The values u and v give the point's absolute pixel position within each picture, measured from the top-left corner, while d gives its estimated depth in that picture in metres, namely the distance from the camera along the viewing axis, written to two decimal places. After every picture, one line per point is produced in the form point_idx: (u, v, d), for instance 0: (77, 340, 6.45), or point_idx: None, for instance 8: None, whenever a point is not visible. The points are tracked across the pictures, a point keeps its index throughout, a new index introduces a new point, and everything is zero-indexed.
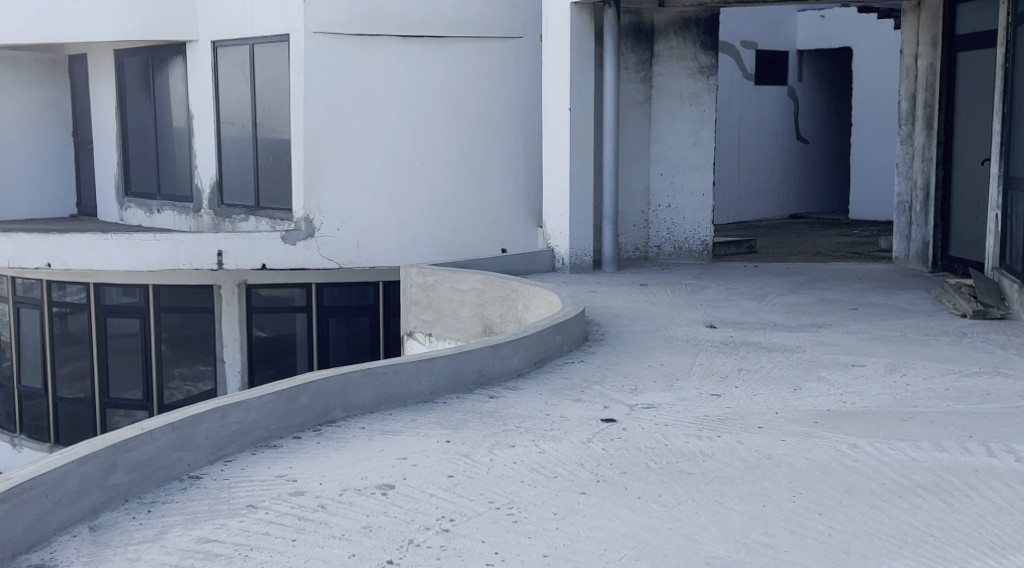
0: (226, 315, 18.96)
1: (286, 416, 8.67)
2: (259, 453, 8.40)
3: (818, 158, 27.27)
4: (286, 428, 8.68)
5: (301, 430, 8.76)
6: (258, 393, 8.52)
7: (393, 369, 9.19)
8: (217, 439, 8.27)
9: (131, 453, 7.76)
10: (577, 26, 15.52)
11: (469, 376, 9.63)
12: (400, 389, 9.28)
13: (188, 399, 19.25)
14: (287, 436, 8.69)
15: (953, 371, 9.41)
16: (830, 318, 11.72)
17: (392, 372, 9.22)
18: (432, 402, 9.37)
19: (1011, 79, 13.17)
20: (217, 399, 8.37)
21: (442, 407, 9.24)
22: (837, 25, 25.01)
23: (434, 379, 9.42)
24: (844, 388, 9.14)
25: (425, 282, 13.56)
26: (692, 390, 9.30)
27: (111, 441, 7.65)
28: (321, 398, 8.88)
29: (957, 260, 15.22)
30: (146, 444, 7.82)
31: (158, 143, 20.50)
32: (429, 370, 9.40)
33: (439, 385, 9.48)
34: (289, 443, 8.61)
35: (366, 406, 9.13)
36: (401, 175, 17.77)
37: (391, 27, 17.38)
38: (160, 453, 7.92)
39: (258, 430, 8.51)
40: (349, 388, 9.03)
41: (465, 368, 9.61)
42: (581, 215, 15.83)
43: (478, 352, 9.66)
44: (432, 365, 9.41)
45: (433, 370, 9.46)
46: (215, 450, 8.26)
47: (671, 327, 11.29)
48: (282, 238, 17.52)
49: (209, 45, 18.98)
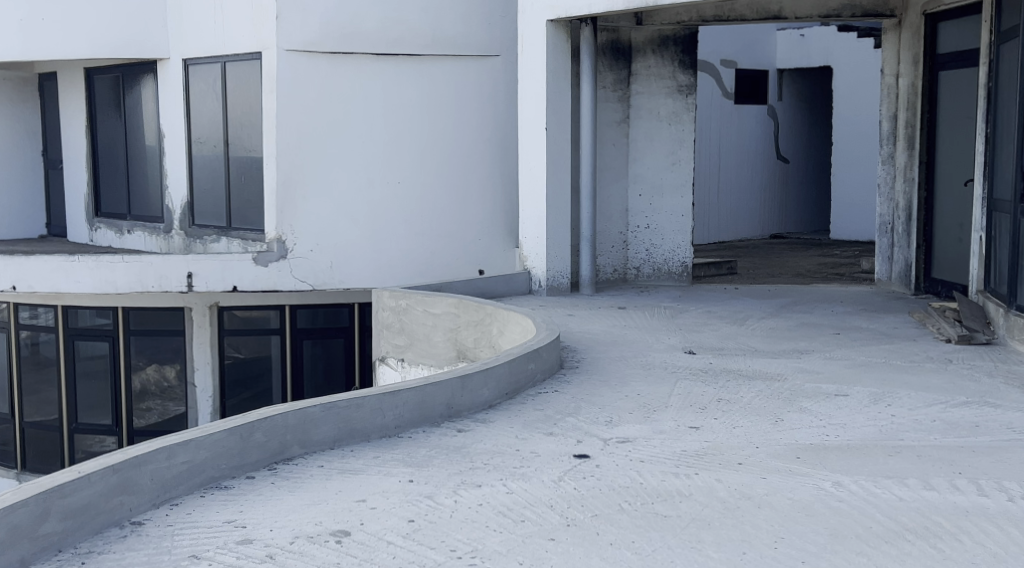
0: (197, 337, 18.52)
1: (239, 454, 8.32)
2: (208, 495, 8.06)
3: (799, 177, 27.01)
4: (238, 468, 8.33)
5: (254, 468, 8.41)
6: (208, 431, 8.17)
7: (356, 402, 8.85)
8: (162, 481, 7.91)
9: (67, 498, 7.41)
10: (554, 44, 15.24)
11: (437, 408, 9.29)
12: (362, 424, 8.93)
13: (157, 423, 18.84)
14: (240, 476, 8.34)
15: (939, 401, 9.10)
16: (811, 344, 11.41)
17: (354, 406, 8.87)
18: (397, 437, 9.02)
19: (994, 99, 12.90)
20: (163, 439, 8.02)
21: (406, 442, 8.90)
22: (817, 43, 24.79)
23: (399, 412, 9.08)
24: (827, 420, 8.82)
25: (397, 306, 13.23)
26: (669, 422, 8.97)
27: (45, 486, 7.29)
28: (277, 434, 8.53)
29: (939, 282, 14.94)
30: (83, 489, 7.47)
31: (128, 163, 20.14)
32: (394, 403, 9.06)
33: (405, 418, 9.13)
34: (241, 482, 8.26)
35: (326, 442, 8.77)
36: (376, 195, 17.42)
37: (366, 45, 17.15)
38: (99, 498, 7.57)
39: (207, 470, 8.16)
40: (308, 423, 8.68)
41: (432, 400, 9.27)
42: (558, 237, 15.52)
43: (446, 383, 9.31)
44: (397, 398, 9.06)
45: (399, 402, 9.11)
46: (160, 493, 7.91)
47: (648, 354, 10.95)
48: (253, 260, 17.15)
49: (180, 64, 18.66)
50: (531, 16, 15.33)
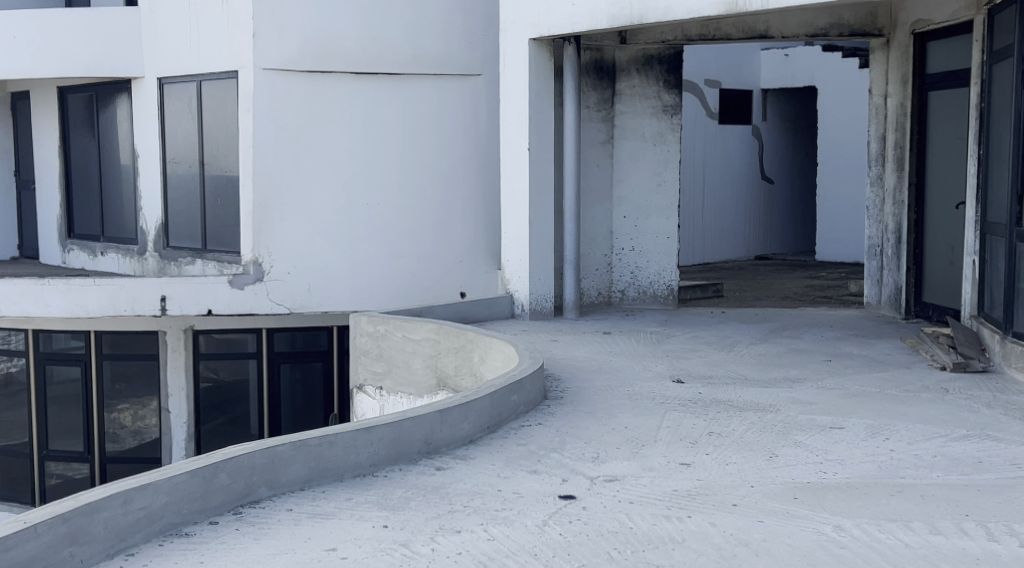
0: (171, 362, 18.07)
1: (202, 498, 7.93)
2: (166, 543, 7.66)
3: (784, 198, 26.68)
4: (201, 512, 7.93)
5: (218, 512, 8.01)
6: (167, 474, 7.77)
7: (328, 440, 8.46)
8: (116, 529, 7.51)
9: (12, 551, 7.01)
10: (536, 63, 14.90)
11: (415, 444, 8.89)
12: (334, 463, 8.53)
13: (130, 450, 18.37)
14: (203, 521, 7.94)
15: (939, 434, 8.75)
16: (803, 371, 11.05)
17: (326, 444, 8.47)
18: (372, 477, 8.63)
19: (987, 120, 12.60)
20: (119, 483, 7.62)
21: (380, 483, 8.50)
22: (801, 63, 24.53)
23: (374, 449, 8.68)
24: (824, 456, 8.46)
25: (375, 331, 12.82)
26: (659, 458, 8.60)
27: None
28: (243, 476, 8.13)
29: (930, 305, 14.62)
30: (29, 540, 7.07)
31: (102, 183, 19.73)
32: (369, 440, 8.66)
33: (380, 455, 8.73)
34: (202, 529, 7.85)
35: (295, 482, 8.37)
36: (355, 217, 17.03)
37: (345, 65, 16.81)
38: (46, 550, 7.16)
39: (167, 516, 7.76)
40: (277, 462, 8.28)
41: (410, 436, 8.87)
42: (542, 261, 15.15)
43: (424, 418, 8.92)
44: (372, 435, 8.66)
45: (374, 439, 8.71)
46: (115, 542, 7.51)
47: (636, 383, 10.58)
48: (229, 283, 16.76)
49: (155, 83, 18.26)
50: (514, 33, 15.00)
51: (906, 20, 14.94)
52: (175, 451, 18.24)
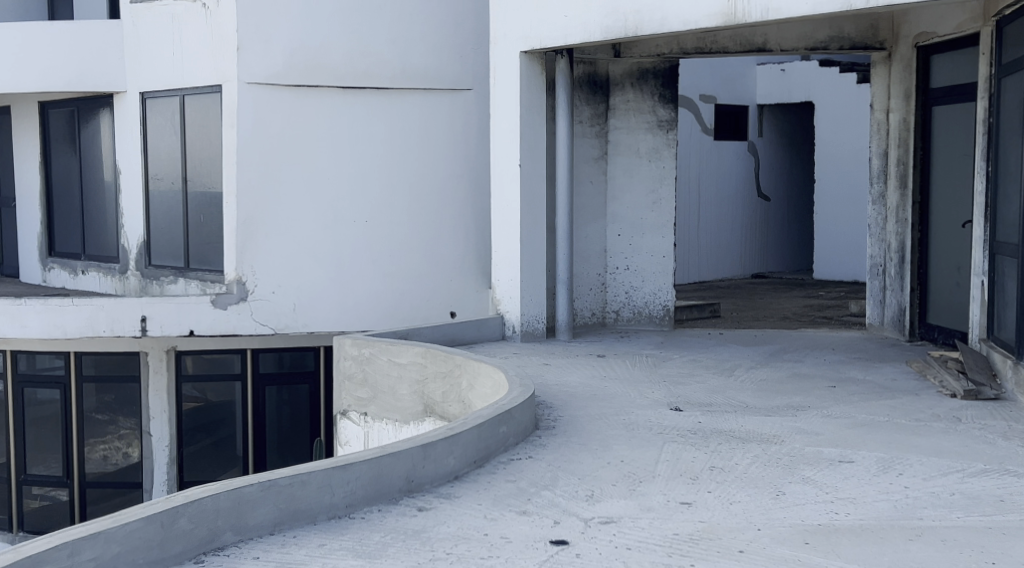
0: (152, 383, 17.58)
1: (160, 546, 7.42)
2: None
3: (781, 217, 26.14)
4: (160, 561, 7.42)
5: (179, 560, 7.50)
6: (121, 520, 7.27)
7: (300, 480, 7.95)
8: None
9: None
10: (527, 77, 14.41)
11: (396, 482, 8.37)
12: (307, 503, 8.01)
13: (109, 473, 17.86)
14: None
15: (955, 469, 8.26)
16: (807, 399, 10.54)
17: (298, 483, 7.96)
18: (348, 519, 8.11)
19: (995, 135, 12.13)
20: (68, 532, 7.12)
21: (356, 527, 7.99)
22: (798, 78, 24.10)
23: (351, 488, 8.15)
24: (834, 493, 7.96)
25: (360, 354, 12.28)
26: (658, 497, 8.08)
27: None
28: (206, 520, 7.62)
29: (934, 328, 14.12)
30: None
31: (83, 201, 19.21)
32: (346, 479, 8.14)
33: (357, 494, 8.21)
34: None
35: (265, 526, 7.86)
36: (342, 234, 16.52)
37: (331, 79, 16.33)
38: None
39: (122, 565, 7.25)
40: (243, 505, 7.77)
41: (390, 473, 8.35)
42: (533, 281, 14.65)
43: (406, 453, 8.40)
44: (349, 472, 8.15)
45: (352, 478, 8.19)
46: None
47: (632, 411, 10.06)
48: (211, 303, 16.23)
49: (137, 97, 17.76)
50: (504, 46, 14.52)
51: (909, 33, 14.48)
52: (157, 475, 17.72)
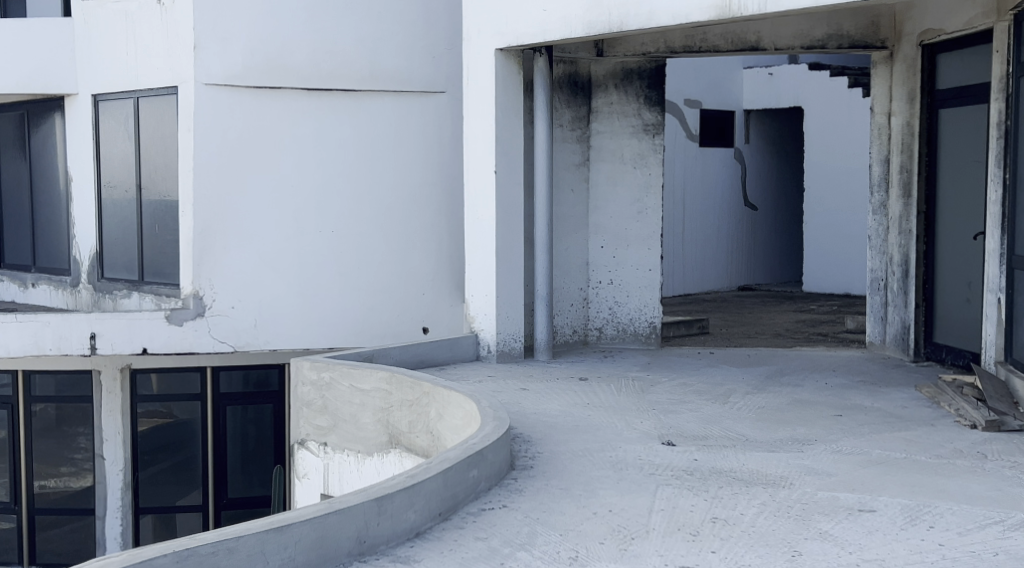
0: (105, 404, 16.37)
1: None
2: None
3: (768, 227, 25.08)
4: None
5: None
6: None
7: (227, 546, 6.84)
8: None
9: None
10: (504, 77, 13.34)
11: (343, 543, 7.27)
12: None
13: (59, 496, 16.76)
14: None
15: (994, 522, 7.29)
16: (813, 430, 9.51)
17: (224, 551, 6.85)
18: None
19: (1014, 139, 11.16)
20: None
21: None
22: (787, 82, 23.16)
23: (291, 553, 7.05)
24: (857, 553, 6.96)
25: (319, 379, 11.18)
26: (654, 559, 7.05)
27: None
28: None
29: (942, 347, 13.11)
30: None
31: (34, 211, 18.08)
32: (282, 543, 7.03)
33: (298, 560, 7.11)
34: None
35: None
36: (306, 244, 15.42)
37: (294, 79, 15.24)
38: None
39: None
40: None
41: (336, 534, 7.25)
42: (509, 296, 13.56)
43: (356, 510, 7.30)
44: (285, 536, 7.04)
45: (291, 541, 7.09)
46: None
47: (619, 446, 8.99)
48: (165, 319, 15.09)
49: (89, 99, 16.65)
50: (477, 43, 13.45)
51: (913, 30, 13.48)
52: (110, 501, 16.51)
